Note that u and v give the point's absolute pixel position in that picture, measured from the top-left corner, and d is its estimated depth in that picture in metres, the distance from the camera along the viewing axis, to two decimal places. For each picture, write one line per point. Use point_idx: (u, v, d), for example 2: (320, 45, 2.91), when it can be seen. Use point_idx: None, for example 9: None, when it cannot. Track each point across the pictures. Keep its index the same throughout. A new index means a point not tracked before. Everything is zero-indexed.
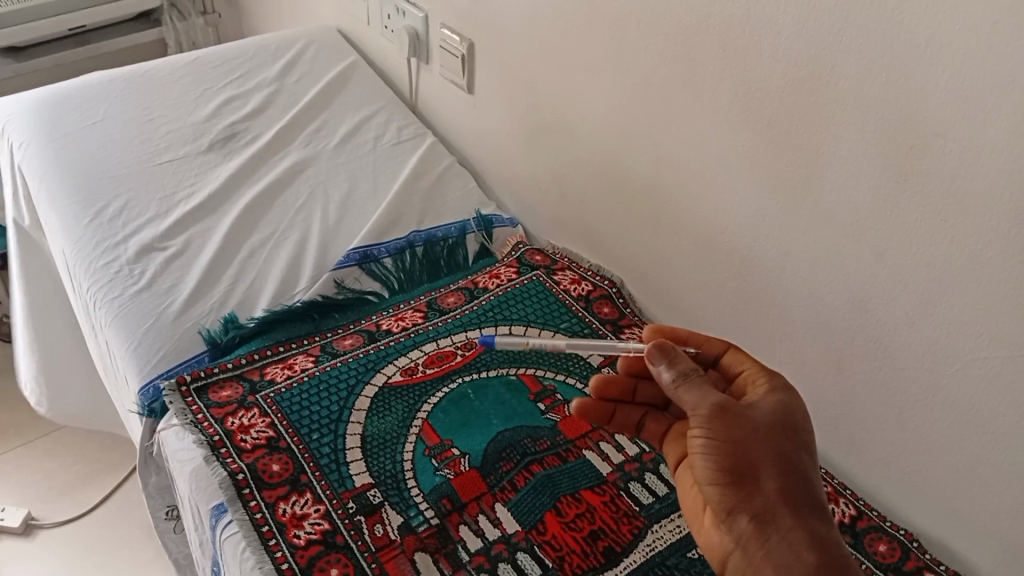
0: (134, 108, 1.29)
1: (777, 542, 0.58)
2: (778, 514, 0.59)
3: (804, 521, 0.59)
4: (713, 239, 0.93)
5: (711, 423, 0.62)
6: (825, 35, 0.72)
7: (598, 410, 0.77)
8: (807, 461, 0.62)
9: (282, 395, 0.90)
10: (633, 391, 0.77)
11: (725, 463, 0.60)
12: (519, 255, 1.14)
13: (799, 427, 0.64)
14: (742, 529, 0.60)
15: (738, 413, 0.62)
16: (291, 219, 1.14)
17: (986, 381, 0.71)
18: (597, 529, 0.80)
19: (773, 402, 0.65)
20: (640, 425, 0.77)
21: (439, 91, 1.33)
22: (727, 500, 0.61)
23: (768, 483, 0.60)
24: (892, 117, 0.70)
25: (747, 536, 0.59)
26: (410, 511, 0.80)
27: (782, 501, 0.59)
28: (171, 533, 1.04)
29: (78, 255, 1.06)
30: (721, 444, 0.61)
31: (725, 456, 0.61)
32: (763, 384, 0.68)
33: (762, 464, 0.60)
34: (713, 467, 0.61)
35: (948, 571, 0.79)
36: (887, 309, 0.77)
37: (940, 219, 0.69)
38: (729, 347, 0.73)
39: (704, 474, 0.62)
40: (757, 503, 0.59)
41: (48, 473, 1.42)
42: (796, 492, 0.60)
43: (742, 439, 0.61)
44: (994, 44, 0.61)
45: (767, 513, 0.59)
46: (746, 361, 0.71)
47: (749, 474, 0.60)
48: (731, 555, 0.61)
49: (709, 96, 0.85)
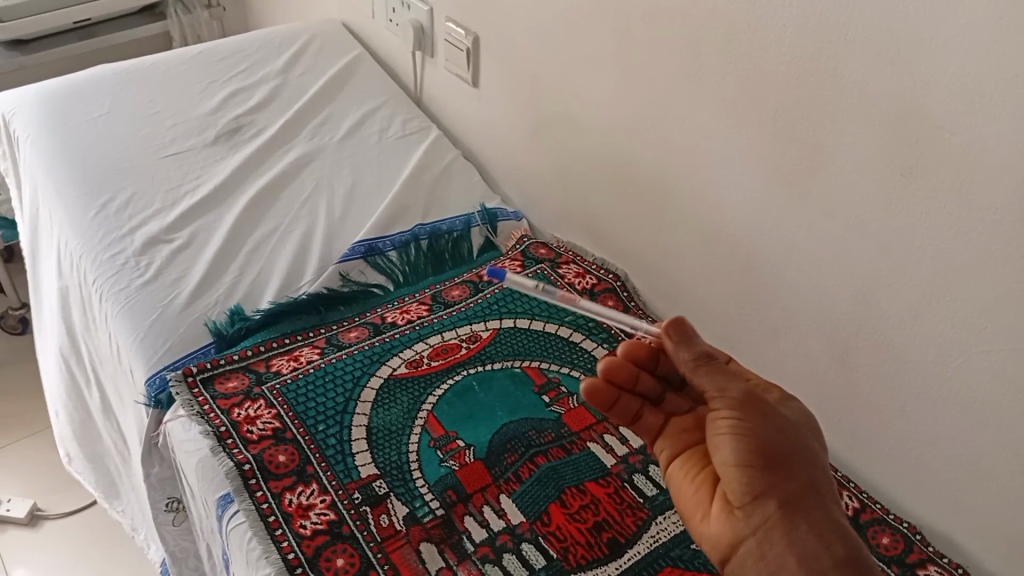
0: (140, 101, 1.30)
1: (805, 529, 0.59)
2: (807, 502, 0.60)
3: (830, 513, 0.60)
4: (717, 232, 0.93)
5: (743, 409, 0.63)
6: (830, 28, 0.72)
7: (606, 393, 0.71)
8: (825, 461, 0.64)
9: (288, 387, 0.91)
10: (635, 379, 0.73)
11: (759, 446, 0.61)
12: (523, 248, 1.14)
13: (815, 430, 0.66)
14: (769, 512, 0.60)
15: (767, 405, 0.64)
16: (296, 212, 1.15)
17: (990, 374, 0.72)
18: (602, 521, 0.81)
19: (791, 406, 0.67)
20: (638, 416, 0.73)
21: (444, 85, 1.33)
22: (757, 482, 0.60)
23: (800, 472, 0.61)
24: (896, 111, 0.70)
25: (774, 521, 0.59)
26: (416, 502, 0.81)
27: (810, 492, 0.60)
28: (167, 526, 1.00)
29: (84, 248, 1.06)
30: (755, 428, 0.62)
31: (759, 439, 0.62)
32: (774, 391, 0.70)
33: (793, 453, 0.62)
34: (744, 449, 0.61)
35: (951, 563, 0.79)
36: (891, 302, 0.77)
37: (945, 212, 0.69)
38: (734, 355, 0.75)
39: (733, 455, 0.62)
40: (788, 489, 0.60)
41: (54, 465, 1.43)
42: (821, 485, 0.62)
43: (774, 427, 0.62)
44: (999, 37, 0.61)
45: (797, 499, 0.60)
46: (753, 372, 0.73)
47: (780, 460, 0.61)
48: (747, 540, 0.60)
49: (714, 89, 0.86)
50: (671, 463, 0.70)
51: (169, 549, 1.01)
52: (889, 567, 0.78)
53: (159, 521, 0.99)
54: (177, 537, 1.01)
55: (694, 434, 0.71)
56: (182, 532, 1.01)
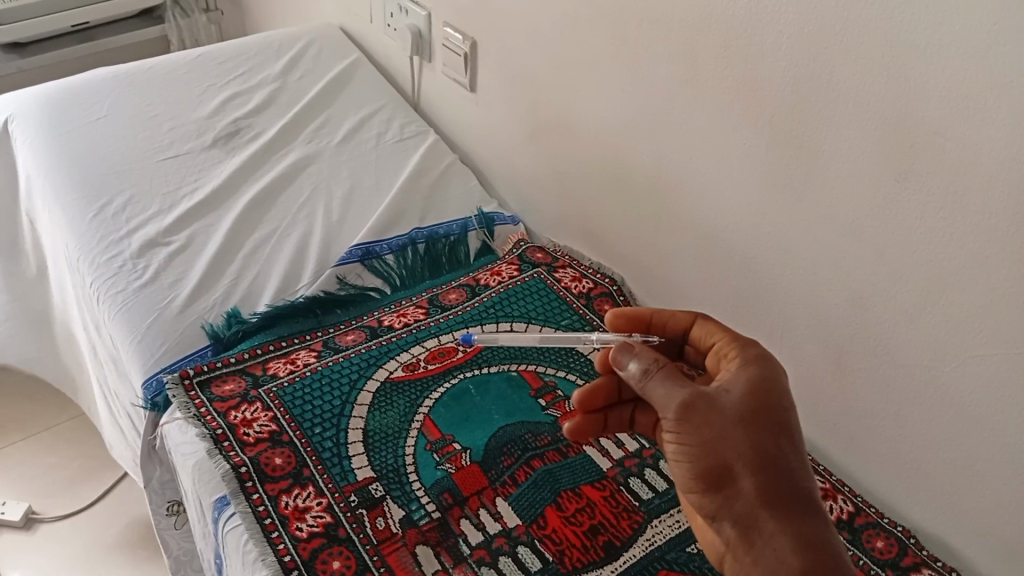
0: (138, 104, 1.30)
1: (760, 546, 0.58)
2: (757, 517, 0.58)
3: (787, 519, 0.58)
4: (713, 237, 0.93)
5: (680, 426, 0.62)
6: (826, 34, 0.72)
7: (591, 422, 0.76)
8: (784, 449, 0.61)
9: (285, 390, 0.91)
10: (618, 392, 0.75)
11: (701, 467, 0.61)
12: (520, 252, 1.15)
13: (775, 406, 0.62)
14: (728, 534, 0.60)
15: (700, 409, 0.61)
16: (294, 215, 1.15)
17: (984, 378, 0.72)
18: (598, 524, 0.81)
19: (744, 381, 0.63)
20: (632, 421, 0.77)
21: (442, 89, 1.34)
22: (709, 505, 0.61)
23: (744, 484, 0.59)
24: (891, 115, 0.70)
25: (734, 543, 0.60)
26: (412, 505, 0.81)
27: (760, 503, 0.58)
28: (169, 530, 1.00)
29: (81, 250, 1.06)
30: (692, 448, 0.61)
31: (699, 460, 0.61)
32: (735, 356, 0.66)
33: (735, 465, 0.60)
34: (690, 473, 0.62)
35: (945, 566, 0.79)
36: (886, 307, 0.77)
37: (940, 216, 0.70)
38: (697, 317, 0.73)
39: (686, 481, 0.63)
40: (736, 506, 0.59)
41: (50, 467, 1.43)
42: (775, 487, 0.59)
43: (711, 439, 0.60)
44: (995, 42, 0.62)
45: (746, 516, 0.59)
46: (715, 332, 0.70)
47: (725, 476, 0.60)
48: (725, 558, 0.62)
49: (710, 95, 0.86)
50: None
51: (173, 554, 1.02)
52: (883, 570, 0.78)
53: (160, 526, 0.99)
54: (179, 540, 1.02)
55: None
56: (184, 534, 1.01)
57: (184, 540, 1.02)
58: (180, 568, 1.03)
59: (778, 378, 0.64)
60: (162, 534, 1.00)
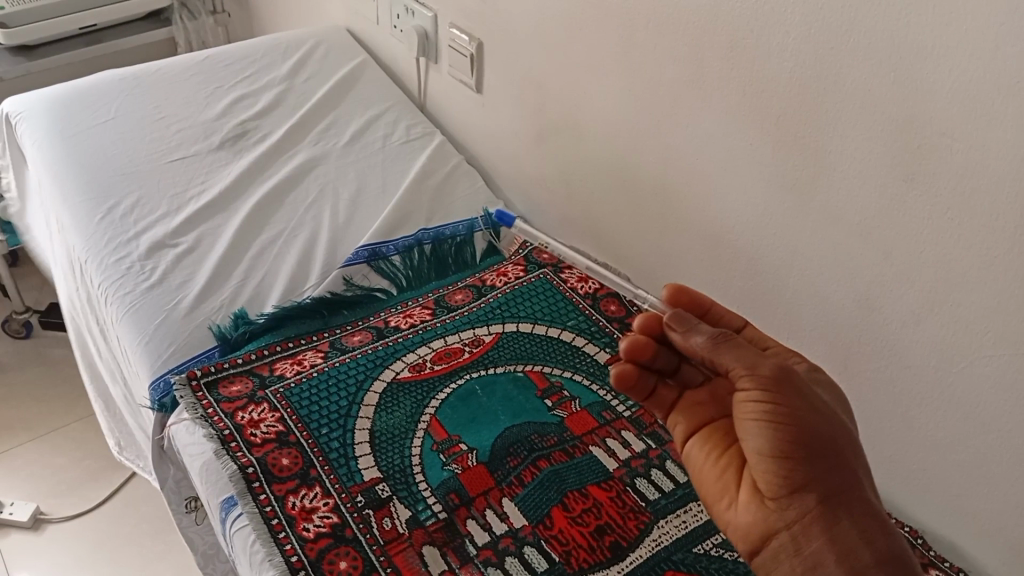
0: (145, 106, 1.31)
1: (845, 522, 0.59)
2: (846, 495, 0.60)
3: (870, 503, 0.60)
4: (720, 237, 0.93)
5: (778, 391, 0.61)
6: (833, 34, 0.72)
7: (632, 377, 0.72)
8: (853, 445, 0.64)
9: (292, 390, 0.91)
10: (656, 355, 0.73)
11: (798, 435, 0.60)
12: (526, 253, 1.15)
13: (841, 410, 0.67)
14: (811, 507, 0.60)
15: (799, 382, 0.63)
16: (301, 216, 1.15)
17: (991, 380, 0.72)
18: (604, 524, 0.81)
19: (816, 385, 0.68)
20: (653, 392, 0.74)
21: (448, 90, 1.34)
22: (797, 474, 0.60)
23: (841, 461, 0.61)
24: (898, 116, 0.70)
25: (815, 517, 0.59)
26: (418, 505, 0.81)
27: (849, 483, 0.60)
28: (191, 527, 1.01)
29: (89, 252, 1.07)
30: (790, 414, 0.60)
31: (798, 426, 0.60)
32: (797, 363, 0.71)
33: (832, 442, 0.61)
34: (783, 438, 0.60)
35: (953, 567, 0.79)
36: (893, 308, 0.77)
37: (947, 217, 0.70)
38: (748, 324, 0.75)
39: (769, 448, 0.61)
40: (828, 480, 0.60)
41: (58, 468, 1.43)
42: (857, 473, 0.61)
43: (812, 411, 0.61)
44: (1003, 42, 0.62)
45: (837, 491, 0.60)
46: (770, 339, 0.74)
47: (820, 448, 0.60)
48: (782, 534, 0.61)
49: (716, 96, 0.86)
50: (686, 439, 0.72)
51: (200, 548, 1.03)
52: None
53: (182, 523, 1.00)
54: (202, 535, 1.02)
55: (706, 410, 0.73)
56: (206, 529, 1.02)
57: (207, 535, 1.03)
58: (207, 562, 1.04)
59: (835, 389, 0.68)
60: (185, 532, 1.01)
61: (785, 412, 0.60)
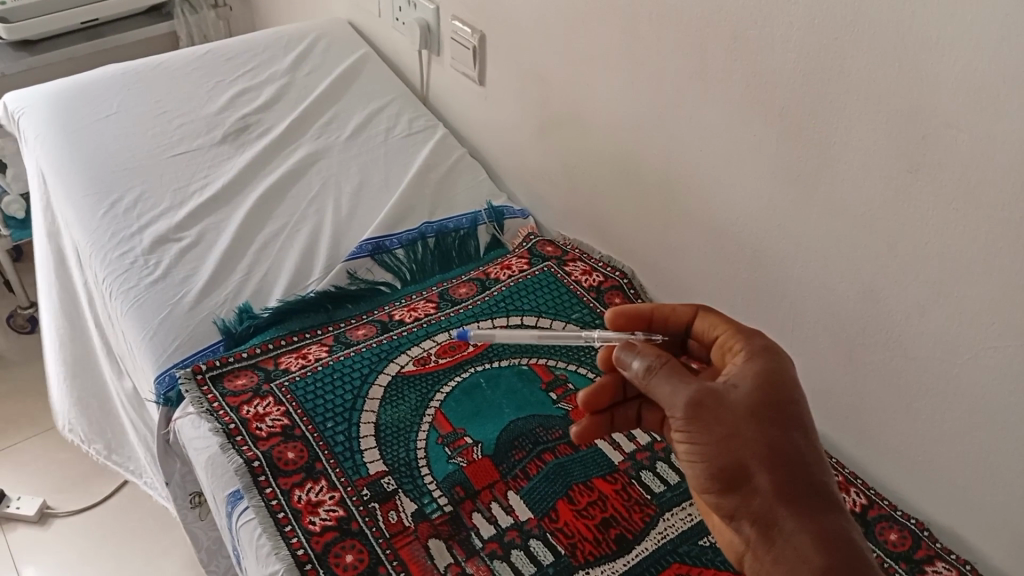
0: (148, 101, 1.30)
1: (780, 546, 0.58)
2: (777, 514, 0.58)
3: (806, 515, 0.58)
4: (724, 230, 0.93)
5: (691, 426, 0.61)
6: (838, 25, 0.72)
7: (597, 423, 0.77)
8: (798, 441, 0.60)
9: (296, 384, 0.91)
10: (622, 390, 0.77)
11: (717, 468, 0.60)
12: (530, 246, 1.15)
13: (785, 395, 0.62)
14: (749, 533, 0.60)
15: (710, 407, 0.61)
16: (304, 210, 1.15)
17: (998, 371, 0.71)
18: (609, 517, 0.81)
19: (750, 373, 0.63)
20: (639, 418, 0.78)
21: (450, 83, 1.34)
22: (728, 504, 0.61)
23: (762, 483, 0.59)
24: (904, 107, 0.70)
25: (755, 541, 0.60)
26: (424, 499, 0.81)
27: (779, 499, 0.58)
28: (196, 522, 1.01)
29: (93, 247, 1.07)
30: (703, 451, 0.61)
31: (714, 461, 0.60)
32: (742, 349, 0.66)
33: (750, 463, 0.59)
34: (706, 475, 0.61)
35: (959, 559, 0.79)
36: (898, 299, 0.77)
37: (952, 208, 0.69)
38: (698, 310, 0.73)
39: (701, 484, 0.62)
40: (755, 505, 0.59)
41: (64, 463, 1.44)
42: (789, 483, 0.59)
43: (725, 437, 0.60)
44: (1010, 33, 0.61)
45: (766, 514, 0.59)
46: (720, 325, 0.70)
47: (740, 475, 0.59)
48: (744, 557, 0.62)
49: (720, 88, 0.86)
50: None
51: (202, 543, 1.04)
52: (896, 564, 0.78)
53: (186, 518, 1.00)
54: (206, 530, 1.02)
55: None
56: (210, 525, 1.02)
57: (212, 529, 1.03)
58: (211, 558, 1.05)
59: (779, 368, 0.63)
60: (189, 527, 1.01)
61: (699, 451, 0.61)
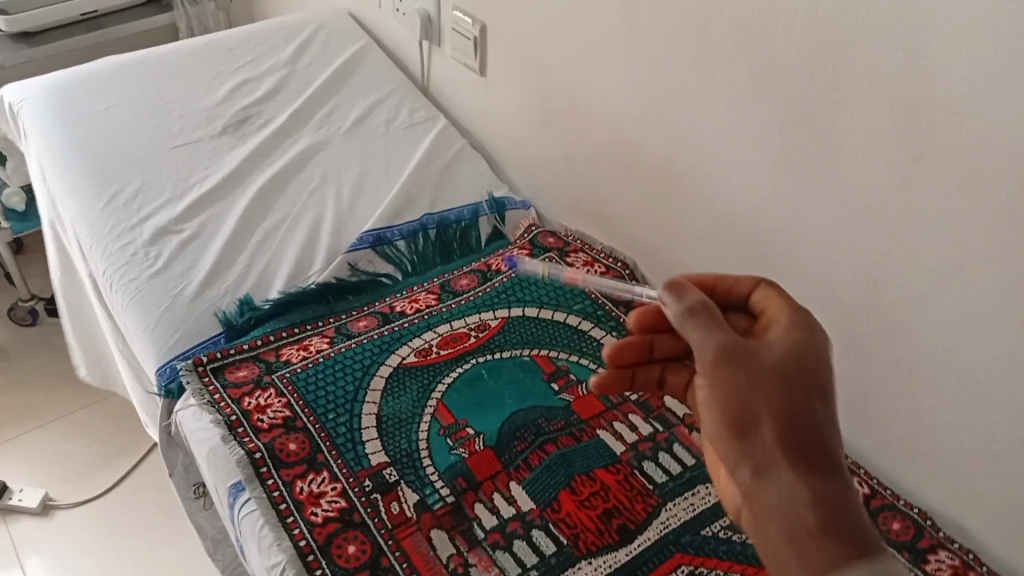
0: (147, 92, 1.30)
1: (775, 495, 0.54)
2: (778, 462, 0.55)
3: (809, 470, 0.54)
4: (727, 219, 0.93)
5: (715, 368, 0.59)
6: (841, 12, 0.71)
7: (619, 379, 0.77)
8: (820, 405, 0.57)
9: (298, 375, 0.91)
10: (650, 349, 0.75)
11: (730, 412, 0.58)
12: (531, 237, 1.15)
13: (819, 366, 0.59)
14: (745, 483, 0.56)
15: (743, 353, 0.59)
16: (304, 202, 1.15)
17: (1003, 360, 0.71)
18: (612, 508, 0.81)
19: (790, 339, 0.61)
20: (663, 381, 0.77)
21: (452, 74, 1.33)
22: (732, 451, 0.58)
23: (772, 432, 0.56)
24: (908, 95, 0.69)
25: (750, 491, 0.56)
26: (426, 490, 0.81)
27: (784, 450, 0.55)
28: (201, 512, 1.01)
29: (93, 239, 1.07)
30: (721, 392, 0.58)
31: (729, 404, 0.58)
32: (786, 321, 0.64)
33: (762, 412, 0.56)
34: (718, 420, 0.59)
35: (962, 548, 0.79)
36: (903, 289, 0.77)
37: (957, 197, 0.69)
38: (758, 284, 0.70)
39: (713, 432, 0.60)
40: (759, 453, 0.56)
41: (65, 456, 1.44)
42: (798, 437, 0.56)
43: (745, 383, 0.58)
44: (1015, 19, 0.60)
45: (767, 462, 0.55)
46: (770, 299, 0.68)
47: (749, 422, 0.57)
48: (740, 515, 0.58)
49: (722, 76, 0.85)
50: None
51: (208, 534, 1.03)
52: (899, 553, 0.78)
53: (191, 509, 1.00)
54: (211, 520, 1.02)
55: None
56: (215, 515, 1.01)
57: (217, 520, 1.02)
58: (217, 548, 1.03)
59: (821, 341, 0.61)
60: (194, 517, 1.01)
61: (717, 392, 0.59)
